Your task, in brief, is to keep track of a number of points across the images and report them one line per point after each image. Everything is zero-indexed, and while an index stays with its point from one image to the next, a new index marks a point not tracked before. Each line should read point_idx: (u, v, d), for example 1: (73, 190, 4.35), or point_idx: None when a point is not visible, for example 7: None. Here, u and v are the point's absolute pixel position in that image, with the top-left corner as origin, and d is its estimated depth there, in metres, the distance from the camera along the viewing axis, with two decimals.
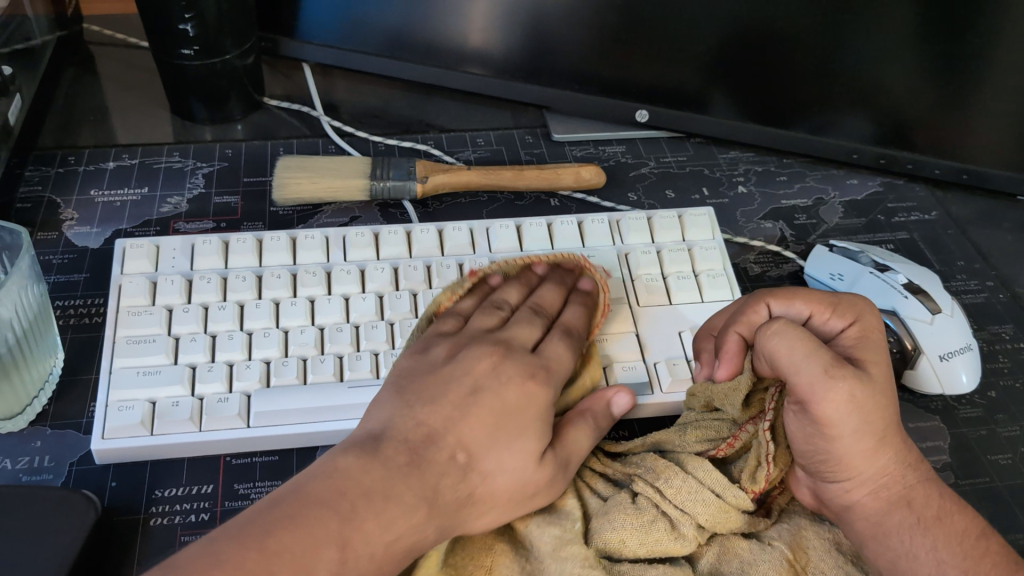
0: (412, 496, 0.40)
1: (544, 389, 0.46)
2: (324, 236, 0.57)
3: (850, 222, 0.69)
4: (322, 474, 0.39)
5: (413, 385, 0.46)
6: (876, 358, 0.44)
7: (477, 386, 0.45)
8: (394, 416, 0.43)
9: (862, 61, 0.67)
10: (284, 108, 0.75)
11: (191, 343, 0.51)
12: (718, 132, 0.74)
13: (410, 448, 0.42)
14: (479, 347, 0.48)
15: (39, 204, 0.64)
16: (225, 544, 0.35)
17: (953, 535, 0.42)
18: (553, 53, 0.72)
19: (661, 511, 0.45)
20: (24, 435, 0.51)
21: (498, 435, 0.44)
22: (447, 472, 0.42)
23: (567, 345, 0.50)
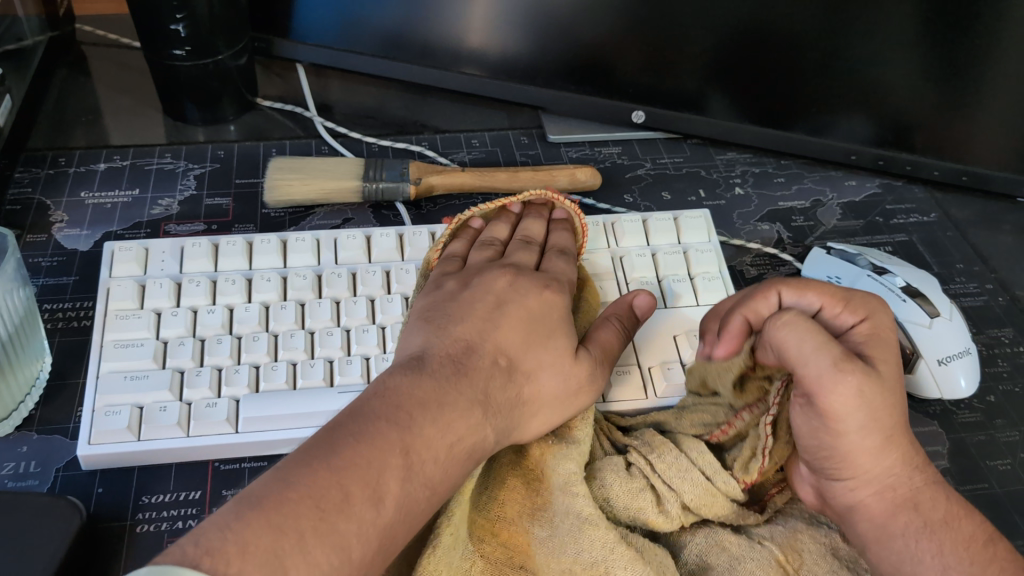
0: (467, 398, 0.41)
1: (561, 294, 0.50)
2: (314, 238, 0.56)
3: (848, 224, 0.68)
4: (378, 392, 0.40)
5: (439, 311, 0.47)
6: (888, 355, 0.43)
7: (499, 300, 0.48)
8: (428, 337, 0.45)
9: (863, 62, 0.66)
10: (277, 109, 0.74)
11: (180, 347, 0.50)
12: (715, 132, 0.73)
13: (452, 360, 0.43)
14: (491, 272, 0.51)
15: (29, 206, 0.63)
16: (295, 470, 0.34)
17: (959, 540, 0.41)
18: (549, 53, 0.72)
19: (651, 483, 0.45)
20: (10, 440, 0.50)
21: (530, 344, 0.46)
22: (493, 377, 0.44)
23: (569, 263, 0.53)
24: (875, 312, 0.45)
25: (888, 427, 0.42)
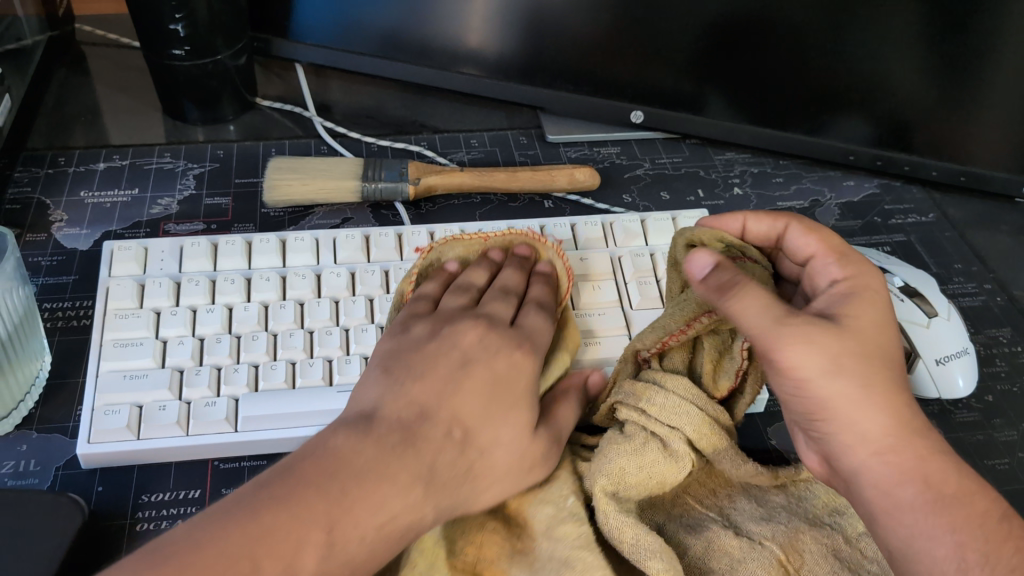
0: (407, 474, 0.39)
1: (529, 359, 0.47)
2: (314, 238, 0.56)
3: (847, 223, 0.68)
4: (311, 455, 0.38)
5: (399, 363, 0.45)
6: (868, 314, 0.42)
7: (465, 358, 0.46)
8: (384, 395, 0.43)
9: (861, 63, 0.66)
10: (276, 109, 0.74)
11: (179, 346, 0.50)
12: (714, 133, 0.73)
13: (402, 426, 0.41)
14: (461, 322, 0.48)
15: (29, 205, 0.63)
16: (213, 523, 0.35)
17: (974, 517, 0.38)
18: (549, 53, 0.72)
19: (650, 432, 0.45)
20: (11, 439, 0.50)
21: (492, 410, 0.44)
22: (444, 448, 0.41)
23: (544, 318, 0.50)
24: (866, 277, 0.45)
25: (871, 383, 0.40)
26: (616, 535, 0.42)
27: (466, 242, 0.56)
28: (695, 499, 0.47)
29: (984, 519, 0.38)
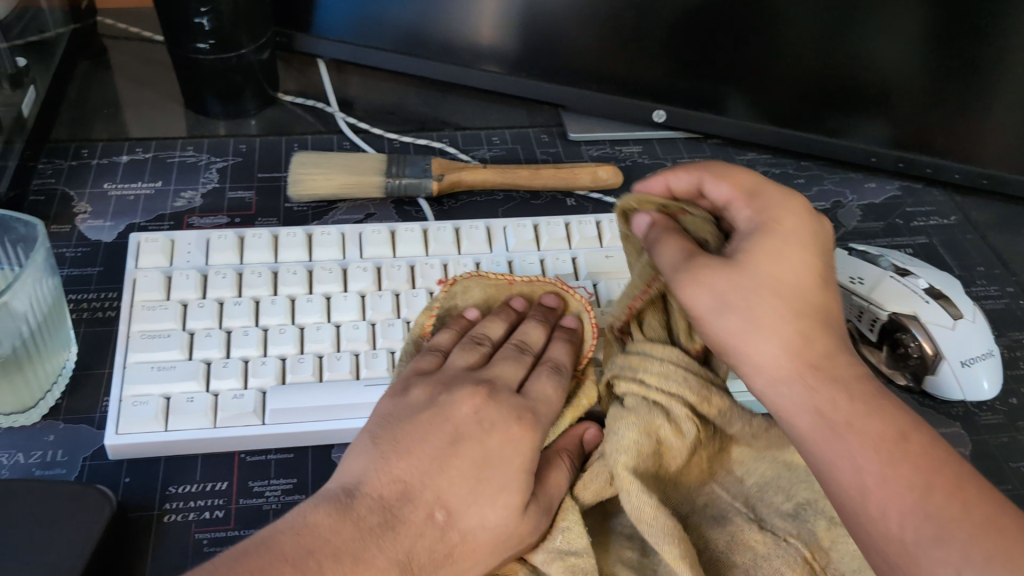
0: (384, 559, 0.39)
1: (530, 433, 0.45)
2: (340, 233, 0.57)
3: (868, 225, 0.68)
4: (293, 529, 0.39)
5: (390, 433, 0.44)
6: (765, 246, 0.42)
7: (456, 434, 0.44)
8: (370, 467, 0.42)
9: (876, 67, 0.67)
10: (298, 104, 0.74)
11: (206, 338, 0.50)
12: (736, 133, 0.73)
13: (383, 507, 0.41)
14: (462, 387, 0.46)
15: (52, 197, 0.63)
16: None
17: (865, 438, 0.36)
18: (570, 49, 0.72)
19: (651, 401, 0.44)
20: (38, 429, 0.50)
21: (481, 489, 0.43)
22: (424, 533, 0.41)
23: (554, 385, 0.48)
24: (783, 205, 0.44)
25: (760, 312, 0.40)
26: (641, 516, 0.42)
27: (488, 287, 0.53)
28: (721, 484, 0.46)
29: (878, 440, 0.36)
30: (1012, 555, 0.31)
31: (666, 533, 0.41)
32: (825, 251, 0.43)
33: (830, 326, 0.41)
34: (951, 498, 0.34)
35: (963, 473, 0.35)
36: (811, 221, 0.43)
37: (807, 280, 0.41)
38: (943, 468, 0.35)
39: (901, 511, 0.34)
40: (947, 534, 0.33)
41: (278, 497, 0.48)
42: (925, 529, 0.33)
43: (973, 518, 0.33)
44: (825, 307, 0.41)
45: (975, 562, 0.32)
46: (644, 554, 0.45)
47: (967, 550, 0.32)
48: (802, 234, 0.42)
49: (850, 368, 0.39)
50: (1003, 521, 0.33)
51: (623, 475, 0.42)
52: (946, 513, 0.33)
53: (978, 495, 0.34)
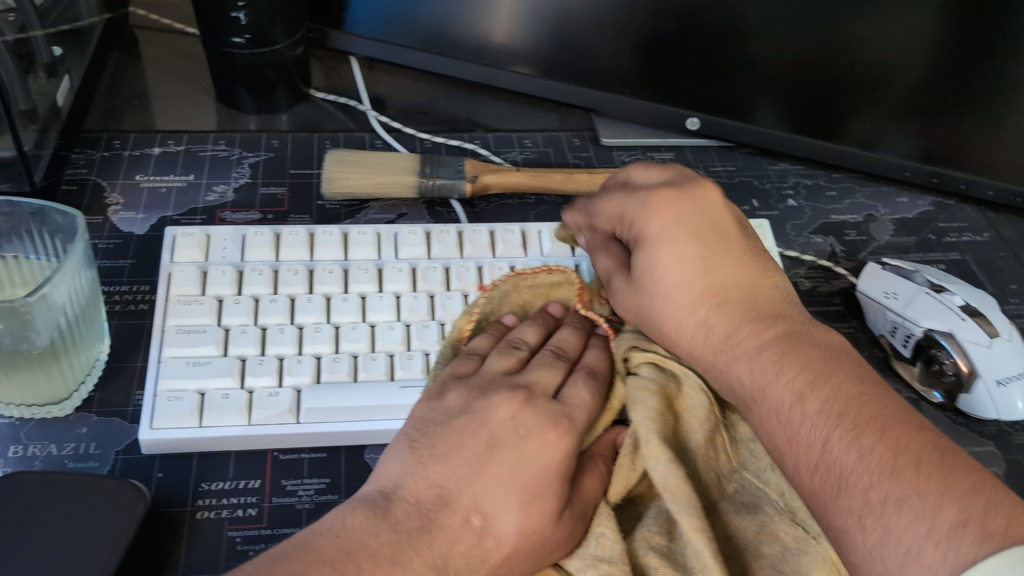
0: (422, 563, 0.38)
1: (565, 440, 0.43)
2: (376, 232, 0.57)
3: (901, 239, 0.68)
4: (330, 532, 0.38)
5: (428, 437, 0.43)
6: (646, 258, 0.46)
7: (492, 439, 0.43)
8: (404, 473, 0.41)
9: (895, 70, 0.67)
10: (330, 101, 0.74)
11: (242, 334, 0.50)
12: (769, 142, 0.73)
13: (420, 511, 0.40)
14: (499, 392, 0.45)
15: (85, 187, 0.63)
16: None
17: (772, 410, 0.40)
18: (604, 54, 0.72)
19: (669, 373, 0.45)
20: (70, 421, 0.50)
21: (519, 495, 0.41)
22: (460, 538, 0.39)
23: (590, 390, 0.47)
24: (643, 205, 0.47)
25: (664, 323, 0.45)
26: (666, 485, 0.41)
27: (524, 291, 0.53)
28: (752, 471, 0.45)
29: (780, 407, 0.40)
30: (903, 492, 0.34)
31: (688, 505, 0.41)
32: (700, 229, 0.46)
33: (734, 299, 0.44)
34: (846, 445, 0.36)
35: (866, 414, 0.37)
36: (672, 210, 0.46)
37: (689, 276, 0.45)
38: (845, 417, 0.37)
39: (809, 469, 0.38)
40: (847, 481, 0.36)
41: (311, 497, 0.48)
42: (830, 482, 0.37)
43: (867, 460, 0.36)
44: (717, 289, 0.45)
45: (872, 505, 0.35)
46: (672, 540, 0.43)
47: (867, 495, 0.35)
48: (668, 229, 0.46)
49: (753, 338, 0.43)
50: (900, 457, 0.35)
51: (652, 442, 0.42)
52: (845, 462, 0.36)
53: (874, 435, 0.36)
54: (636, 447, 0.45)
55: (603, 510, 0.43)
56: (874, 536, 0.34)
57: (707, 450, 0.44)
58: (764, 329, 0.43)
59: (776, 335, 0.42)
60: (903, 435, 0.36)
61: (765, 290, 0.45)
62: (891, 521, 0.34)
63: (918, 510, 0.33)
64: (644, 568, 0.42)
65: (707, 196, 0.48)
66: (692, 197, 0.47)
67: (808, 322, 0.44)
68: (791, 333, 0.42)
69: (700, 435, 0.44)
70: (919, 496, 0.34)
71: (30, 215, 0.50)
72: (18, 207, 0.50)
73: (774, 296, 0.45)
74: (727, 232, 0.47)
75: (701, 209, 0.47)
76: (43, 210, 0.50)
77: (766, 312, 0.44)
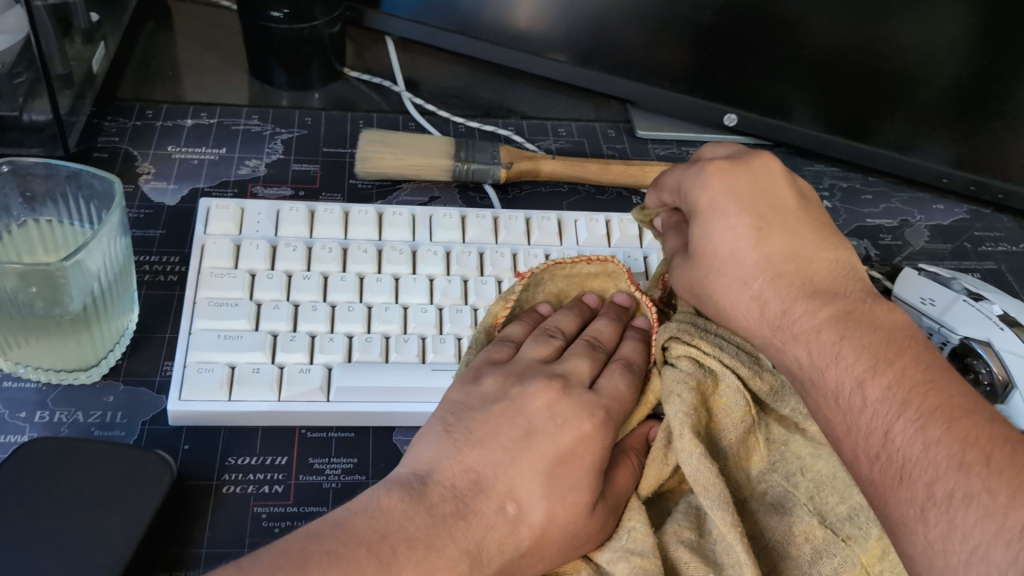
0: (456, 549, 0.37)
1: (601, 431, 0.42)
2: (411, 214, 0.57)
3: (936, 246, 0.67)
4: (364, 512, 0.37)
5: (464, 421, 0.42)
6: (698, 230, 0.44)
7: (529, 428, 0.41)
8: (439, 456, 0.40)
9: (927, 80, 0.66)
10: (364, 81, 0.73)
11: (275, 310, 0.50)
12: (807, 143, 0.73)
13: (455, 496, 0.39)
14: (536, 380, 0.44)
15: (116, 155, 0.63)
16: (275, 559, 0.34)
17: (832, 395, 0.37)
18: (644, 46, 0.71)
19: (705, 367, 0.43)
20: (97, 389, 0.50)
21: (554, 485, 0.40)
22: (493, 526, 0.38)
23: (628, 381, 0.45)
24: (696, 175, 0.45)
25: (718, 298, 0.43)
26: (698, 479, 0.40)
27: (563, 280, 0.52)
28: (781, 473, 0.43)
29: (839, 393, 0.37)
30: (972, 488, 0.31)
31: (721, 500, 0.40)
32: (756, 200, 0.44)
33: (790, 275, 0.42)
34: (910, 435, 0.34)
35: (932, 402, 0.34)
36: (725, 179, 0.44)
37: (744, 247, 0.43)
38: (909, 405, 0.35)
39: (868, 458, 0.35)
40: (910, 472, 0.33)
41: (339, 476, 0.48)
42: (891, 473, 0.34)
43: (932, 453, 0.33)
44: (772, 263, 0.42)
45: (937, 499, 0.32)
46: (702, 536, 0.42)
47: (931, 489, 0.32)
48: (720, 199, 0.44)
49: (810, 315, 0.40)
50: (970, 449, 0.32)
51: (686, 435, 0.41)
52: (908, 452, 0.34)
53: (940, 426, 0.33)
54: (670, 441, 0.44)
55: (634, 504, 0.42)
56: (938, 531, 0.32)
57: (737, 448, 0.44)
58: (822, 307, 0.40)
59: (835, 314, 0.39)
60: (971, 426, 0.33)
61: (826, 265, 0.42)
62: (957, 517, 0.31)
63: (987, 507, 0.31)
64: (675, 565, 0.40)
65: (763, 167, 0.46)
66: (747, 167, 0.45)
67: (872, 301, 0.40)
68: (852, 311, 0.39)
69: (734, 434, 0.43)
70: (989, 492, 0.31)
71: (66, 178, 0.50)
72: (55, 169, 0.49)
73: (833, 271, 0.42)
74: (785, 203, 0.44)
75: (756, 180, 0.45)
76: (78, 174, 0.50)
77: (825, 288, 0.41)
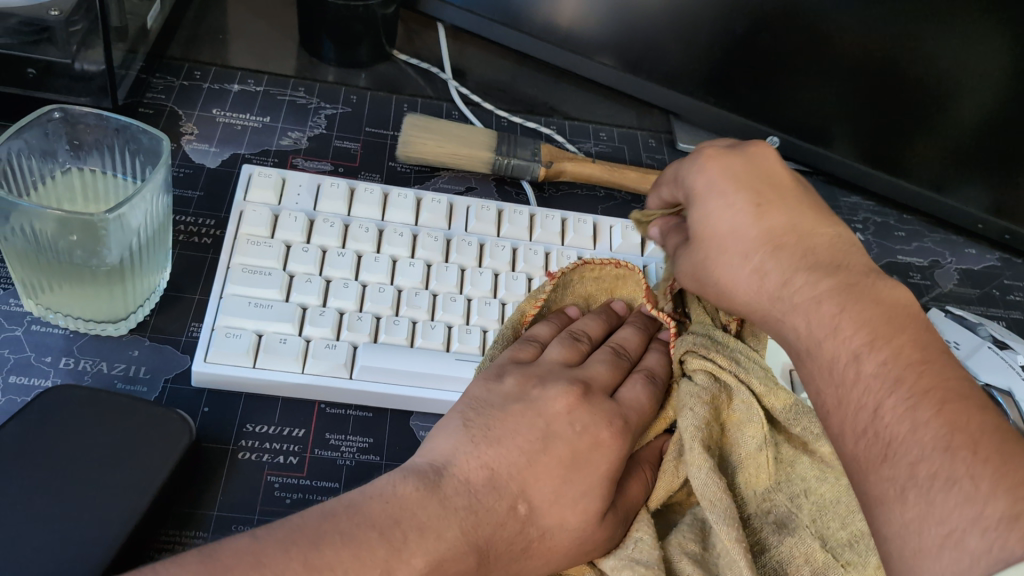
0: (465, 541, 0.37)
1: (619, 440, 0.42)
2: (449, 203, 0.57)
3: (964, 290, 0.67)
4: (380, 496, 0.37)
5: (483, 417, 0.42)
6: (696, 212, 0.45)
7: (547, 431, 0.41)
8: (457, 448, 0.40)
9: (963, 103, 0.65)
10: (412, 65, 0.74)
11: (306, 283, 0.50)
12: (844, 174, 0.73)
13: (468, 489, 0.39)
14: (560, 381, 0.44)
15: (161, 112, 0.63)
16: (285, 540, 0.34)
17: (826, 365, 0.38)
18: (694, 60, 0.72)
19: (720, 382, 0.44)
20: (124, 342, 0.50)
21: (568, 488, 0.40)
22: (504, 524, 0.39)
23: (649, 393, 0.45)
24: (690, 161, 0.46)
25: (722, 276, 0.43)
26: (706, 493, 0.40)
27: (602, 280, 0.53)
28: (786, 493, 0.43)
29: (834, 364, 0.37)
30: (956, 472, 0.31)
31: (728, 514, 0.40)
32: (754, 181, 0.44)
33: (790, 246, 0.42)
34: (898, 414, 0.34)
35: (926, 382, 0.34)
36: (719, 162, 0.45)
37: (743, 223, 0.42)
38: (903, 382, 0.34)
39: (855, 434, 0.35)
40: (895, 450, 0.33)
41: (354, 454, 0.48)
42: (877, 449, 0.34)
43: (919, 434, 0.33)
44: (773, 237, 0.42)
45: (918, 480, 0.32)
46: (706, 549, 0.41)
47: (915, 468, 0.32)
48: (718, 181, 0.44)
49: (810, 287, 0.40)
50: (957, 434, 0.32)
51: (695, 449, 0.41)
52: (896, 432, 0.34)
53: (931, 408, 0.33)
54: (681, 454, 0.44)
55: (643, 517, 0.42)
56: (915, 512, 0.32)
57: (747, 464, 0.43)
58: (824, 279, 0.40)
59: (837, 287, 0.39)
60: (964, 411, 0.33)
61: (825, 236, 0.43)
62: (937, 499, 0.31)
63: (967, 493, 0.30)
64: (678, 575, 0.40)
65: (759, 152, 0.46)
66: (744, 153, 0.45)
67: (873, 277, 0.40)
68: (856, 283, 0.39)
69: (746, 449, 0.43)
70: (971, 477, 0.30)
71: (115, 131, 0.50)
72: (105, 121, 0.50)
73: (833, 244, 0.42)
74: (781, 182, 0.45)
75: (752, 162, 0.45)
76: (127, 128, 0.50)
77: (826, 261, 0.41)
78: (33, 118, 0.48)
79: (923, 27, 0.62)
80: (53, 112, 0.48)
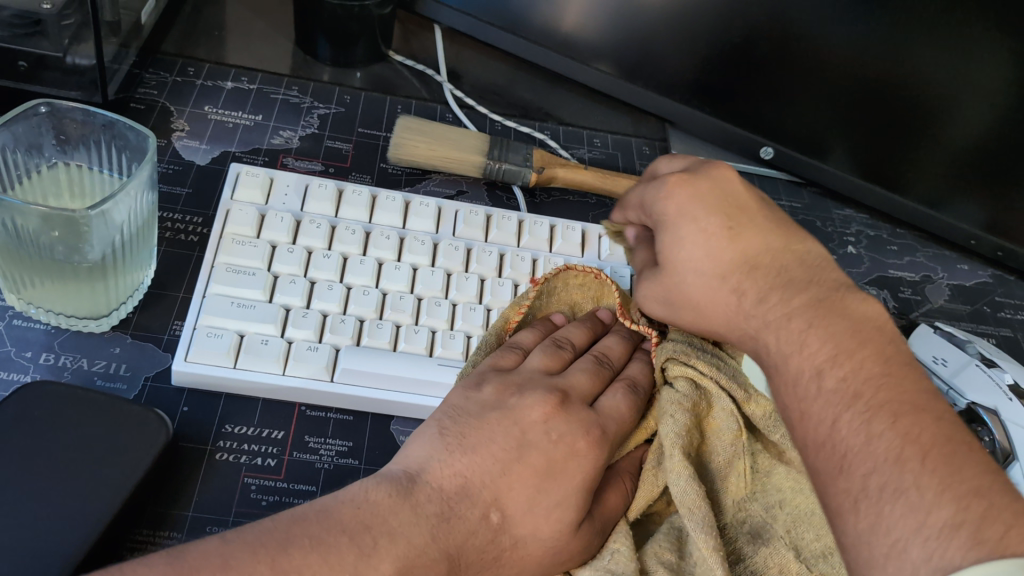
0: (436, 549, 0.37)
1: (597, 449, 0.42)
2: (437, 207, 0.57)
3: (956, 306, 0.67)
4: (350, 501, 0.37)
5: (460, 425, 0.42)
6: (667, 237, 0.43)
7: (523, 440, 0.41)
8: (430, 455, 0.40)
9: (957, 120, 0.65)
10: (408, 66, 0.73)
11: (291, 284, 0.50)
12: (838, 185, 0.72)
13: (441, 496, 0.38)
14: (537, 390, 0.43)
15: (153, 108, 0.63)
16: (251, 545, 0.34)
17: (791, 380, 0.37)
18: (690, 68, 0.71)
19: (701, 389, 0.43)
20: (105, 339, 0.50)
21: (541, 498, 0.40)
22: (476, 533, 0.38)
23: (630, 403, 0.45)
24: (659, 188, 0.44)
25: (699, 302, 0.42)
26: (684, 501, 0.40)
27: (587, 284, 0.52)
28: (760, 503, 0.42)
29: (797, 379, 0.37)
30: (904, 483, 0.30)
31: (706, 523, 0.39)
32: (722, 203, 0.43)
33: (765, 267, 0.41)
34: (855, 425, 0.33)
35: (884, 396, 0.33)
36: (687, 189, 0.43)
37: (715, 248, 0.42)
38: (862, 396, 0.34)
39: (815, 446, 0.34)
40: (849, 462, 0.32)
41: (332, 457, 0.48)
42: (833, 461, 0.33)
43: (873, 444, 0.32)
44: (747, 259, 0.42)
45: (868, 491, 0.31)
46: (683, 558, 0.41)
47: (866, 479, 0.31)
48: (687, 207, 0.43)
49: (782, 305, 0.39)
50: (910, 445, 0.31)
51: (676, 456, 0.40)
52: (850, 442, 0.33)
53: (886, 419, 0.32)
54: (660, 463, 0.44)
55: (619, 529, 0.42)
56: (865, 523, 0.31)
57: (729, 474, 0.43)
58: (795, 296, 0.39)
59: (807, 302, 0.39)
60: (922, 423, 0.32)
61: (796, 253, 0.42)
62: (885, 510, 0.30)
63: (914, 503, 0.30)
64: None
65: (725, 174, 0.45)
66: (708, 177, 0.44)
67: (847, 289, 0.40)
68: (824, 299, 0.39)
69: (725, 457, 0.43)
70: (918, 489, 0.30)
71: (102, 127, 0.50)
72: (91, 116, 0.49)
73: (806, 260, 0.42)
74: (747, 201, 0.44)
75: (717, 185, 0.44)
76: (115, 124, 0.50)
77: (798, 277, 0.41)
78: (19, 111, 0.47)
79: (922, 44, 0.62)
80: (39, 106, 0.48)
